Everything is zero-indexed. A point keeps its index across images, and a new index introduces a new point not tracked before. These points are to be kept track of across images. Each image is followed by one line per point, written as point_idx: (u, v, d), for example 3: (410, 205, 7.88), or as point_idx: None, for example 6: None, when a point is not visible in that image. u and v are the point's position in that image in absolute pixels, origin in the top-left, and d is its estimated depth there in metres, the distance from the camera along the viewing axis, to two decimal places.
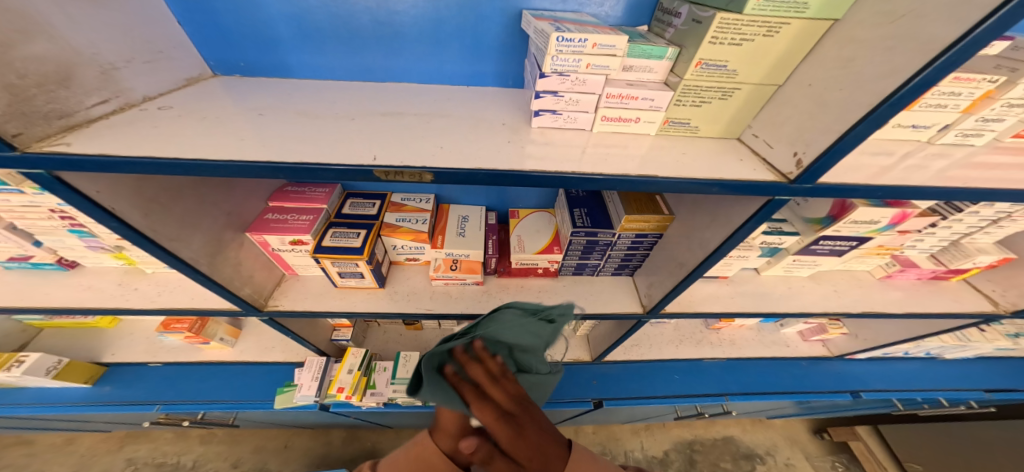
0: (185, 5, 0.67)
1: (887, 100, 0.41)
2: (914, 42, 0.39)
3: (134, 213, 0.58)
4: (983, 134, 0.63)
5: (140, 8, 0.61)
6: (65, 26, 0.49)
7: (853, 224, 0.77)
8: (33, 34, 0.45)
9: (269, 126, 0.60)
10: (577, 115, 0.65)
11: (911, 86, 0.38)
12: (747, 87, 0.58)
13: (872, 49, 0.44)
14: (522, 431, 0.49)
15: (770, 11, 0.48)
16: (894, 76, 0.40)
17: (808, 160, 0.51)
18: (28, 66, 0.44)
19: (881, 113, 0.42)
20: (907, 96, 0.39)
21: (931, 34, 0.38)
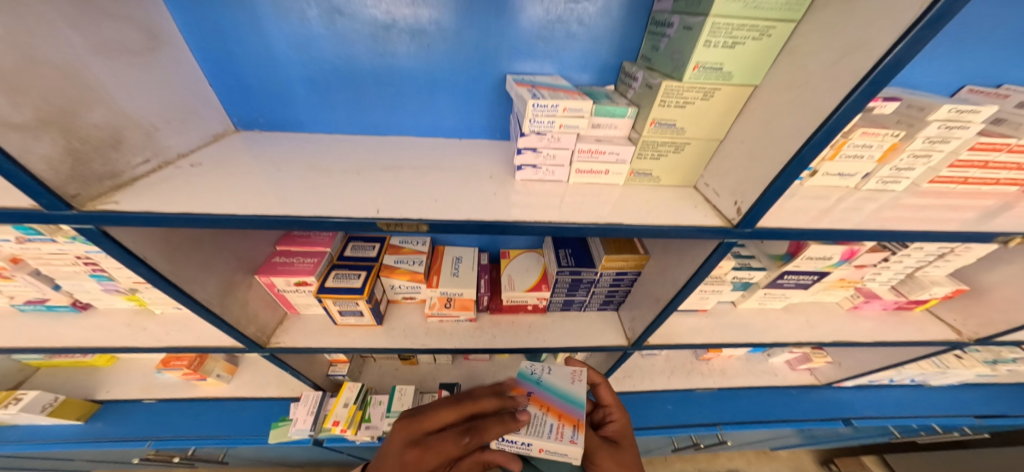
0: (216, 68, 0.76)
1: (791, 160, 0.50)
2: (802, 112, 0.49)
3: (160, 259, 0.65)
4: (899, 181, 0.72)
5: (181, 77, 0.70)
6: (120, 96, 0.58)
7: (810, 260, 0.85)
8: (92, 103, 0.54)
9: (284, 181, 0.67)
10: (554, 169, 0.73)
11: (806, 149, 0.48)
12: (696, 141, 0.67)
13: (779, 115, 0.53)
14: (619, 405, 0.85)
15: (704, 80, 0.58)
16: (794, 140, 0.50)
17: (744, 208, 0.59)
18: (88, 132, 0.53)
19: (789, 171, 0.51)
20: (806, 157, 0.48)
21: (816, 106, 0.47)
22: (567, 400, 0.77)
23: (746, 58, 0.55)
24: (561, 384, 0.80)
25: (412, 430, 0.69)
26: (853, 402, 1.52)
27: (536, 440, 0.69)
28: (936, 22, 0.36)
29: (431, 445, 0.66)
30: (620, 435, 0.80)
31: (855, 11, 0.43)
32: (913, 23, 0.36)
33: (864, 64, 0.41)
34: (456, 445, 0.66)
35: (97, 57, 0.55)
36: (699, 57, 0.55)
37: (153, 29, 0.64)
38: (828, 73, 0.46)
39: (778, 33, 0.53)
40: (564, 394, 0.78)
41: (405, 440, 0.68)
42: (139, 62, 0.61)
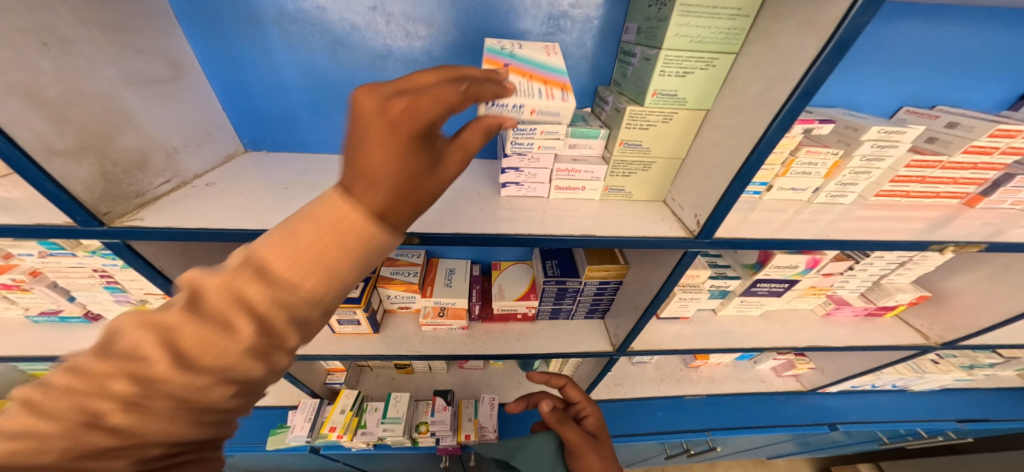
0: (230, 95, 0.83)
1: (734, 179, 0.58)
2: (740, 136, 0.57)
3: (175, 270, 0.71)
4: (846, 195, 0.79)
5: (198, 103, 0.77)
6: (147, 122, 0.64)
7: (778, 268, 0.92)
8: (126, 130, 0.60)
9: (290, 198, 0.73)
10: (535, 186, 0.80)
11: (746, 168, 0.55)
12: (660, 160, 0.74)
13: (724, 137, 0.61)
14: (591, 402, 0.86)
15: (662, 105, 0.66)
16: (735, 160, 0.58)
17: (702, 220, 0.66)
18: (119, 156, 0.59)
19: (734, 187, 0.58)
20: (746, 174, 0.56)
21: (750, 130, 0.55)
22: (540, 68, 0.68)
23: (697, 85, 0.63)
24: (535, 56, 0.72)
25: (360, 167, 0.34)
26: (839, 408, 1.55)
27: (524, 100, 0.58)
28: (830, 60, 0.43)
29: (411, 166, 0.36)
30: (596, 430, 0.80)
31: (774, 48, 0.51)
32: (812, 62, 0.44)
33: (782, 95, 0.49)
34: (447, 170, 0.40)
35: (130, 87, 0.61)
36: (657, 85, 0.63)
37: (177, 59, 0.71)
38: (758, 102, 0.53)
39: (721, 64, 0.60)
40: (539, 63, 0.69)
41: (332, 209, 0.33)
42: (163, 90, 0.68)
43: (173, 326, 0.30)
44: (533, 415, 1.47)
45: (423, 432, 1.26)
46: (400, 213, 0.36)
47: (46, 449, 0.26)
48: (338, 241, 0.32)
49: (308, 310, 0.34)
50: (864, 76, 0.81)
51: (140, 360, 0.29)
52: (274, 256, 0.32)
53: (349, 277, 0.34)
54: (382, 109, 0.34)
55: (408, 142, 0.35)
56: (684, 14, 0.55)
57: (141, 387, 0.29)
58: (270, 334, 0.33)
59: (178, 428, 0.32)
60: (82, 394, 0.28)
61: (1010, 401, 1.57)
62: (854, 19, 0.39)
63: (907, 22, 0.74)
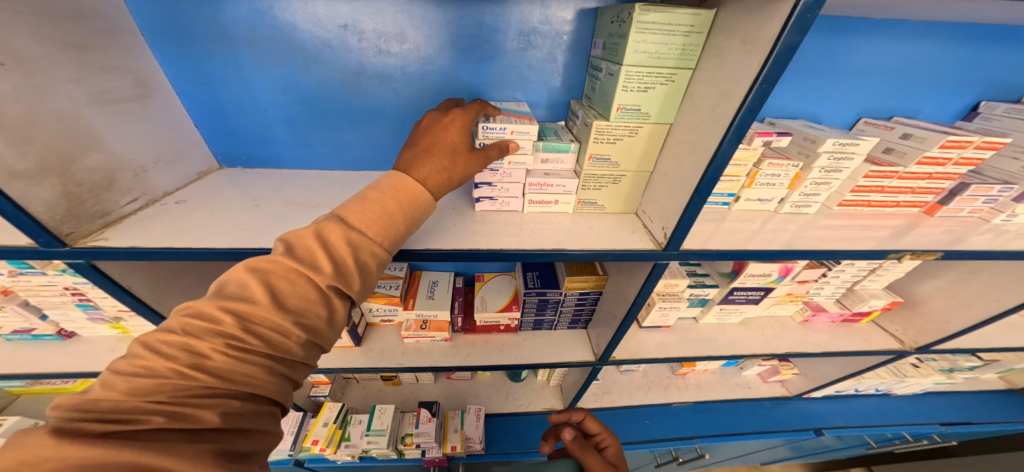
0: (203, 113, 0.84)
1: (695, 192, 0.60)
2: (697, 151, 0.59)
3: (143, 288, 0.70)
4: (811, 205, 0.81)
5: (169, 120, 0.77)
6: (112, 140, 0.64)
7: (752, 277, 0.93)
8: (91, 149, 0.61)
9: (263, 215, 0.74)
10: (509, 200, 0.81)
11: (705, 182, 0.57)
12: (629, 173, 0.76)
13: (684, 151, 0.63)
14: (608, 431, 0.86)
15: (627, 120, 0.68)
16: (694, 174, 0.59)
17: (669, 232, 0.68)
18: (83, 176, 0.59)
19: (695, 200, 0.60)
20: (705, 188, 0.58)
21: (706, 144, 0.57)
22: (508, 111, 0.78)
23: (658, 100, 0.65)
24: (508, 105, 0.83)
25: (415, 154, 0.58)
26: (824, 413, 1.56)
27: (507, 123, 0.69)
28: (771, 79, 0.46)
29: (441, 152, 0.58)
30: (617, 460, 0.79)
31: (723, 66, 0.54)
32: (754, 79, 0.46)
33: (731, 109, 0.51)
34: (466, 161, 0.60)
35: (94, 105, 0.62)
36: (620, 100, 0.65)
37: (144, 76, 0.72)
38: (711, 116, 0.56)
39: (680, 79, 0.63)
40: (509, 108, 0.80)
41: (396, 177, 0.54)
42: (129, 107, 0.68)
43: (270, 268, 0.43)
44: (521, 426, 1.45)
45: (408, 444, 1.23)
46: (432, 182, 0.57)
47: (161, 384, 0.35)
48: (397, 192, 0.52)
49: (367, 258, 0.49)
50: (823, 88, 0.84)
51: (245, 300, 0.41)
52: (354, 211, 0.49)
53: (400, 230, 0.52)
54: (445, 127, 0.60)
55: (443, 141, 0.59)
56: (641, 31, 0.57)
57: (241, 323, 0.40)
58: (341, 277, 0.46)
59: (253, 378, 0.40)
60: (190, 338, 0.38)
61: (991, 404, 1.59)
62: (788, 38, 0.42)
63: (861, 38, 0.77)
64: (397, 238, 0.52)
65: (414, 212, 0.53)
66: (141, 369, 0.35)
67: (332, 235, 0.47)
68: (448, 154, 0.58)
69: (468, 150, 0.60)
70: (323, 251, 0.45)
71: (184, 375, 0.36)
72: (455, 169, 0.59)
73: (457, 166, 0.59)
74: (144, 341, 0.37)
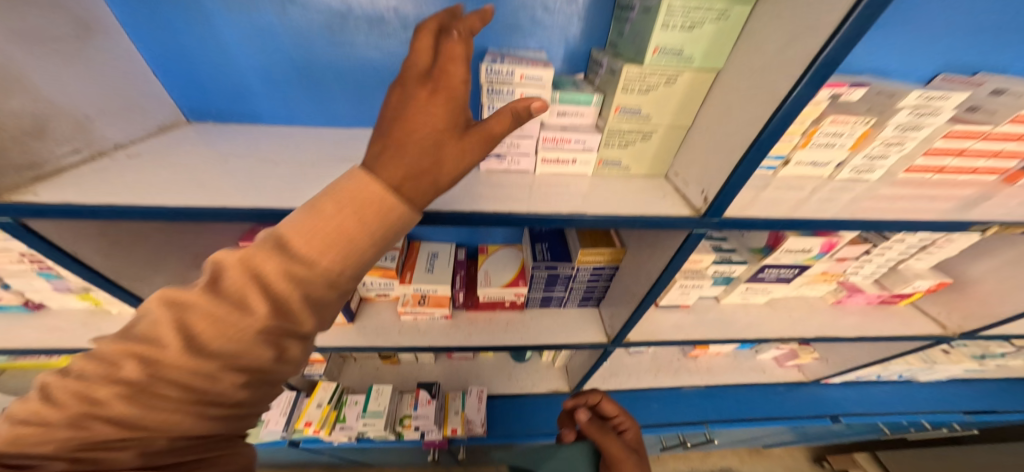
0: (160, 57, 0.72)
1: (752, 146, 0.48)
2: (760, 97, 0.47)
3: (93, 255, 0.60)
4: (874, 170, 0.70)
5: (120, 63, 0.66)
6: (47, 81, 0.53)
7: (789, 253, 0.83)
8: (13, 90, 0.49)
9: (234, 173, 0.64)
10: (520, 158, 0.70)
11: (765, 135, 0.46)
12: (661, 129, 0.65)
13: (738, 101, 0.51)
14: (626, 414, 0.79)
15: (665, 65, 0.56)
16: (753, 125, 0.48)
17: (710, 197, 0.57)
18: (9, 120, 0.48)
19: (751, 157, 0.49)
20: (765, 143, 0.47)
21: (771, 90, 0.45)
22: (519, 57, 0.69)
23: (705, 40, 0.53)
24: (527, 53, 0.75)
25: (385, 144, 0.35)
26: (841, 399, 1.50)
27: (516, 65, 0.58)
28: None
29: (426, 146, 0.35)
30: (637, 444, 0.73)
31: None
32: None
33: (817, 41, 0.38)
34: (464, 151, 0.37)
35: (23, 42, 0.50)
36: (659, 39, 0.53)
37: (84, 10, 0.59)
38: (784, 53, 0.43)
39: (736, 14, 0.50)
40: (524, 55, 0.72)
41: (358, 179, 0.34)
42: (68, 48, 0.56)
43: (184, 301, 0.31)
44: (525, 407, 1.40)
45: (407, 426, 1.19)
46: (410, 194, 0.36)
47: (58, 439, 0.28)
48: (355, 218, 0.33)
49: (319, 292, 0.34)
50: (898, 37, 0.71)
51: (149, 340, 0.30)
52: (295, 229, 0.33)
53: (366, 253, 0.35)
54: (430, 91, 0.36)
55: (427, 109, 0.36)
56: None
57: (143, 369, 0.30)
58: (281, 317, 0.33)
59: (173, 424, 0.32)
60: (85, 383, 0.29)
61: (1017, 392, 1.52)
62: None
63: None
64: (363, 259, 0.36)
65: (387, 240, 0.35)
66: (31, 419, 0.28)
67: (267, 266, 0.32)
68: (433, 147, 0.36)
69: (468, 129, 0.37)
70: (252, 291, 0.32)
71: (84, 427, 0.29)
72: (451, 168, 0.37)
73: (452, 164, 0.37)
74: (98, 340, 0.32)
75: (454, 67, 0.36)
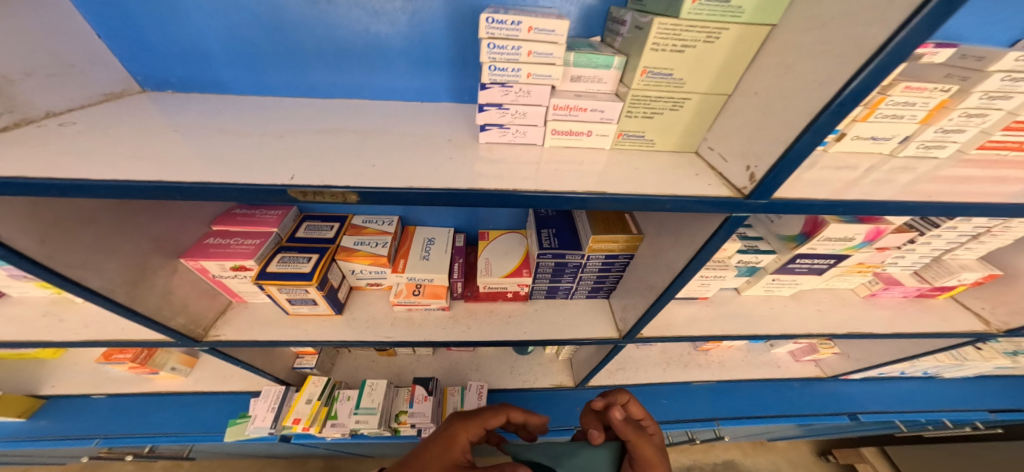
0: (104, 14, 0.62)
1: (828, 108, 0.38)
2: (843, 45, 0.37)
3: (25, 239, 0.51)
4: (945, 146, 0.61)
5: (46, 18, 0.56)
6: None
7: (827, 241, 0.73)
8: None
9: (190, 145, 0.55)
10: (526, 129, 0.61)
11: (850, 92, 0.35)
12: (696, 96, 0.55)
13: (807, 55, 0.41)
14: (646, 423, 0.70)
15: (706, 15, 0.46)
16: (829, 81, 0.38)
17: (759, 174, 0.48)
18: None
19: (823, 123, 0.39)
20: (846, 104, 0.37)
21: (862, 37, 0.35)
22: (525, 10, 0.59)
23: None
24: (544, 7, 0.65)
25: (457, 414, 0.64)
26: (859, 396, 1.43)
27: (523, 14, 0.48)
28: None
29: (481, 418, 0.63)
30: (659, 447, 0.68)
31: None
32: None
33: None
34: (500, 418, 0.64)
35: None
36: None
37: None
38: None
39: None
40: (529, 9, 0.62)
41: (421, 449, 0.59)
42: None
43: None
44: (526, 402, 1.34)
45: (402, 423, 1.15)
46: (461, 444, 0.59)
47: None
48: (437, 455, 0.57)
49: None
50: None
51: None
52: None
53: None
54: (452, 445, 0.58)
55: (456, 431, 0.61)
56: None
57: None
58: None
59: None
60: None
61: None
62: None
63: None
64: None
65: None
66: None
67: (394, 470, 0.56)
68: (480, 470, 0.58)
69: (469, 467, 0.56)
70: None
71: None
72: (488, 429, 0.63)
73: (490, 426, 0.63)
74: None
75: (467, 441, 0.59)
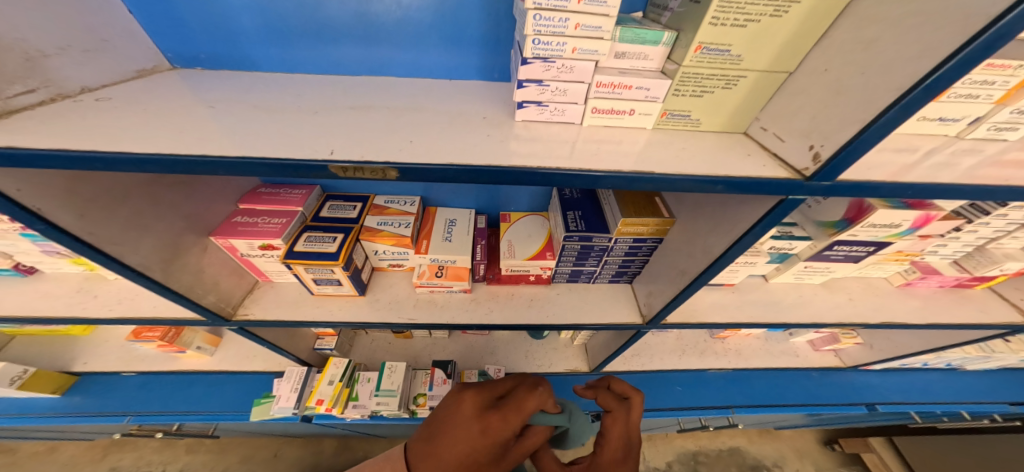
0: None
1: (920, 84, 0.35)
2: (946, 16, 0.34)
3: (65, 213, 0.51)
4: (1017, 128, 0.58)
5: None
6: None
7: (871, 228, 0.70)
8: None
9: (223, 120, 0.53)
10: (565, 107, 0.58)
11: (950, 67, 0.33)
12: (752, 74, 0.52)
13: (897, 29, 0.39)
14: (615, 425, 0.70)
15: None
16: (926, 56, 0.35)
17: (825, 154, 0.46)
18: None
19: (912, 100, 0.37)
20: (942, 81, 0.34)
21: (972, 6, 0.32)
22: None
23: None
24: None
25: (482, 397, 0.63)
26: (877, 387, 1.42)
27: None
28: None
29: (511, 405, 0.62)
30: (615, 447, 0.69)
31: None
32: None
33: None
34: (538, 401, 0.62)
35: None
36: None
37: None
38: None
39: None
40: None
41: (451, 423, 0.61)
42: None
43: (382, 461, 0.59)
44: None
45: (421, 405, 1.16)
46: (496, 432, 0.59)
47: None
48: (468, 441, 0.58)
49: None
50: None
51: None
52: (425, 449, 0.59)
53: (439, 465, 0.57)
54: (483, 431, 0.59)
55: (484, 422, 0.59)
56: None
57: None
58: None
59: None
60: None
61: None
62: None
63: None
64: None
65: (486, 465, 0.57)
66: None
67: (423, 449, 0.58)
68: (515, 448, 0.60)
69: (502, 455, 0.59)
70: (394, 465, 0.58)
71: None
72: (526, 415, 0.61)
73: (528, 411, 0.62)
74: None
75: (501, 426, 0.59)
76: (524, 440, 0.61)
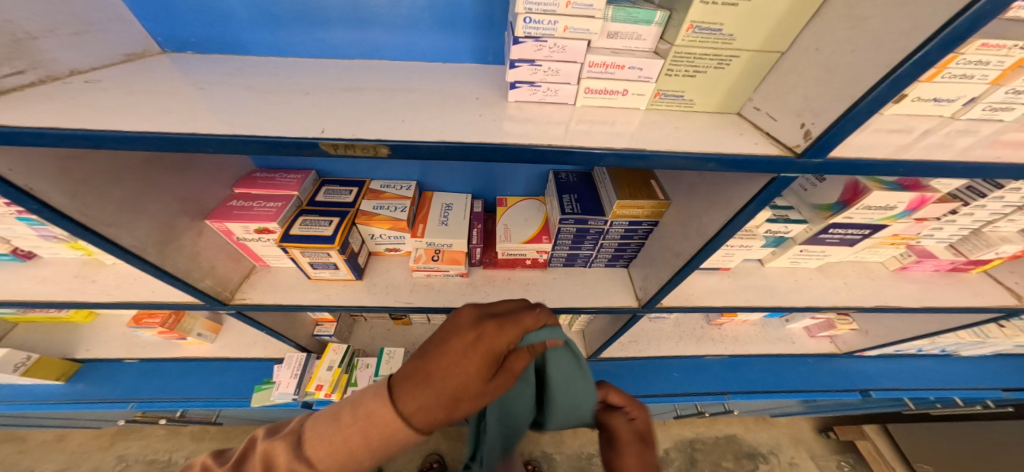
0: None
1: (909, 60, 0.36)
2: None
3: (58, 194, 0.51)
4: (1012, 108, 0.57)
5: None
6: None
7: (865, 211, 0.70)
8: None
9: (214, 101, 0.53)
10: (558, 88, 0.58)
11: (937, 42, 0.33)
12: (745, 54, 0.52)
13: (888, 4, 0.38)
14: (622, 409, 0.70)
15: None
16: (917, 30, 0.35)
17: (816, 131, 0.46)
18: None
19: (901, 76, 0.37)
20: (931, 56, 0.34)
21: None
22: None
23: None
24: None
25: (479, 311, 0.53)
26: (872, 373, 1.43)
27: None
28: None
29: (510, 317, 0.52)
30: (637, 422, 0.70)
31: None
32: None
33: None
34: (538, 320, 0.53)
35: None
36: None
37: None
38: None
39: None
40: None
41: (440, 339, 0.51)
42: None
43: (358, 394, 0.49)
44: None
45: None
46: (491, 344, 0.49)
47: None
48: (461, 352, 0.49)
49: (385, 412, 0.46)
50: None
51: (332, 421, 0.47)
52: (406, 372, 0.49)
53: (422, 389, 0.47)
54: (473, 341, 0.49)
55: (476, 332, 0.49)
56: None
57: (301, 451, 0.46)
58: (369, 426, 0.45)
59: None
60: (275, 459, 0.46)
61: None
62: None
63: None
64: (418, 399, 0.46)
65: (476, 378, 0.48)
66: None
67: (410, 366, 0.49)
68: (504, 366, 0.51)
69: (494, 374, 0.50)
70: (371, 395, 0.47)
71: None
72: (524, 332, 0.52)
73: (527, 328, 0.52)
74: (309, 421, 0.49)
75: (495, 337, 0.49)
76: (513, 358, 0.51)
